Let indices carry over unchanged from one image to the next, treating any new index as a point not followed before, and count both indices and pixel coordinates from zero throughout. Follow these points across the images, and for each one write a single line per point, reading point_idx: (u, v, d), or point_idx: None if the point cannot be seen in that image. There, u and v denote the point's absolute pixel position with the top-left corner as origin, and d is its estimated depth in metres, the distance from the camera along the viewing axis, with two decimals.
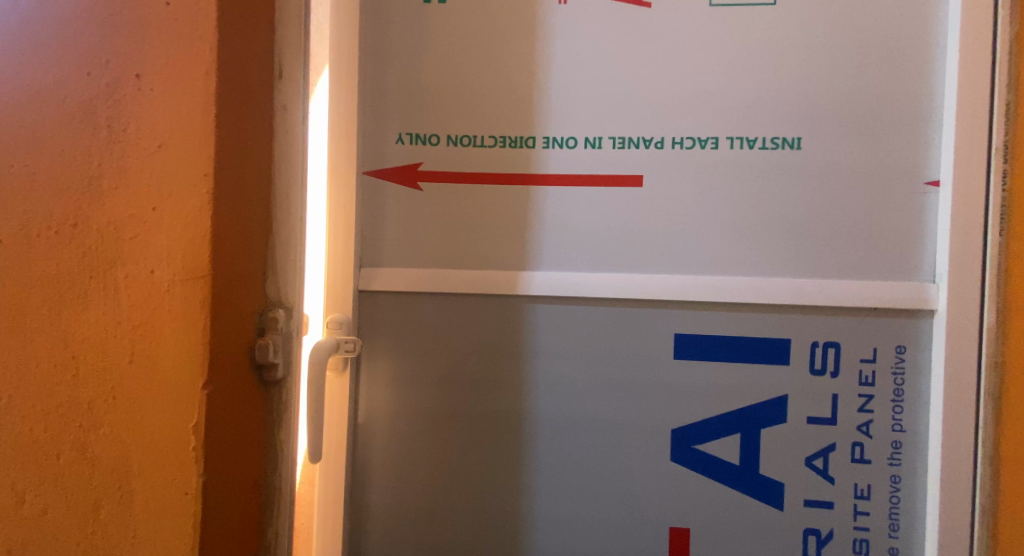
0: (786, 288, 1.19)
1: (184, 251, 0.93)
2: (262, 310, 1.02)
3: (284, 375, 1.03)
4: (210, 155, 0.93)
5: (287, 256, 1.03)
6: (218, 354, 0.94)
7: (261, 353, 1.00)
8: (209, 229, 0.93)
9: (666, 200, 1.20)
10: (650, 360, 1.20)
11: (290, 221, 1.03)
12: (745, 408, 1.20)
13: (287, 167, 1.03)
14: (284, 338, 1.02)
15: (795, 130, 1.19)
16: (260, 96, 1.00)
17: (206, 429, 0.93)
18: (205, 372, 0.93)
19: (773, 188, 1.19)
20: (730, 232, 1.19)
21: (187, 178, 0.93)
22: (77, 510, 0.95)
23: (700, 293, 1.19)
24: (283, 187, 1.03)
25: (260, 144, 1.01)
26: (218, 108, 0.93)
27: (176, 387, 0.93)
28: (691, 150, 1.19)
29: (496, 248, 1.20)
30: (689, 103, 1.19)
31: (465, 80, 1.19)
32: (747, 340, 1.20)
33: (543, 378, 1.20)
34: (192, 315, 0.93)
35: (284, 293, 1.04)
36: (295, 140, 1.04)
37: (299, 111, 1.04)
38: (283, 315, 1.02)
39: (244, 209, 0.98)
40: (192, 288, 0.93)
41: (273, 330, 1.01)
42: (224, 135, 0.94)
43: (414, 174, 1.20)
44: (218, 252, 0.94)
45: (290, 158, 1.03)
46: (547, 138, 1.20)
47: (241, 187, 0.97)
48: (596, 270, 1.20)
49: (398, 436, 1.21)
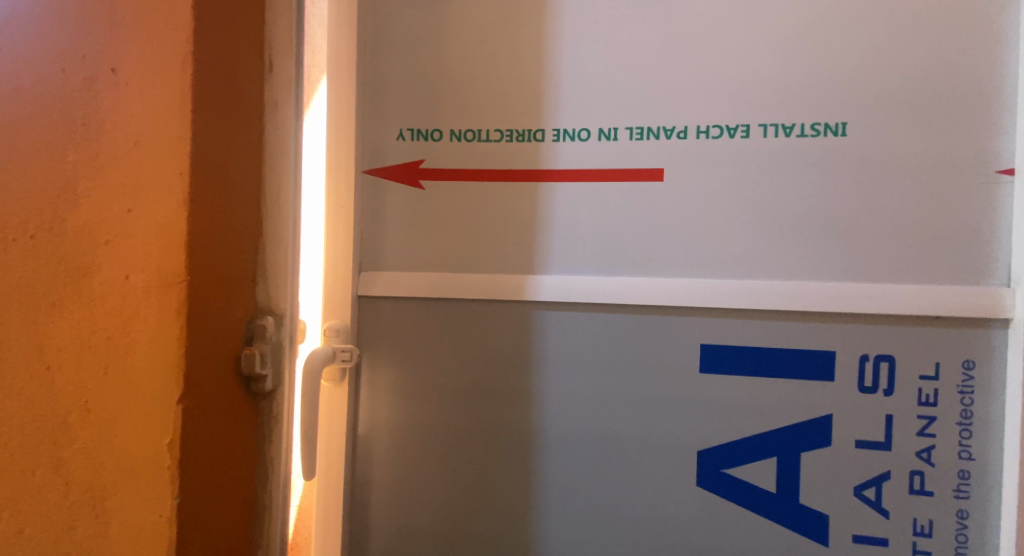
0: (829, 294, 1.05)
1: (159, 256, 0.87)
2: (250, 317, 0.96)
3: (274, 385, 0.97)
4: (186, 153, 0.86)
5: (276, 262, 0.98)
6: (197, 365, 0.88)
7: (248, 365, 0.94)
8: (185, 233, 0.86)
9: (690, 196, 1.08)
10: (674, 373, 1.09)
11: (280, 225, 0.98)
12: (782, 429, 1.07)
13: (275, 171, 0.98)
14: (273, 348, 0.97)
15: (840, 115, 1.05)
16: (247, 90, 0.94)
17: (182, 446, 0.87)
18: (183, 383, 0.87)
19: (814, 181, 1.06)
20: (764, 231, 1.07)
21: (161, 176, 0.87)
22: (53, 530, 0.89)
23: (729, 299, 1.07)
24: (273, 186, 0.98)
25: (248, 142, 0.94)
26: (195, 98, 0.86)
27: (151, 402, 0.87)
28: (719, 140, 1.07)
29: (503, 250, 1.11)
30: (715, 88, 1.07)
31: (470, 71, 1.11)
32: (783, 353, 1.07)
33: (556, 392, 1.10)
34: (167, 324, 0.87)
35: (274, 300, 0.98)
36: (286, 138, 0.98)
37: (290, 112, 0.99)
38: (272, 322, 0.97)
39: (226, 212, 0.92)
40: (169, 297, 0.87)
41: (262, 338, 0.96)
42: (202, 131, 0.87)
43: (416, 172, 1.12)
44: (196, 257, 0.87)
45: (279, 160, 0.98)
46: (558, 130, 1.10)
47: (224, 187, 0.91)
48: (612, 274, 1.09)
49: (399, 453, 1.13)
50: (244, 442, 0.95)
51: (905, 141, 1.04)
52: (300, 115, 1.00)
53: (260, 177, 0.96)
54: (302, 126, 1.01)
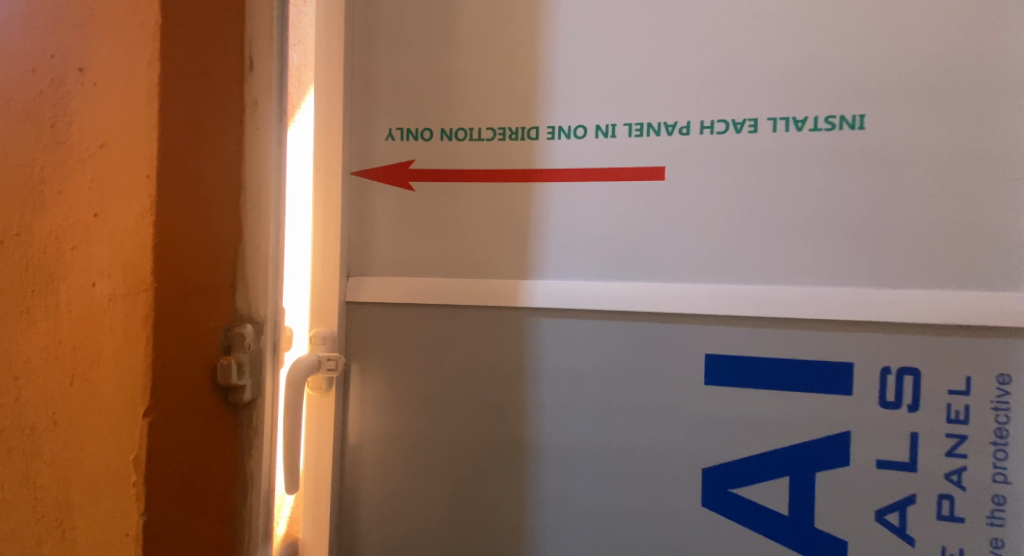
0: (845, 300, 0.97)
1: (126, 262, 0.82)
2: (227, 325, 0.89)
3: (254, 396, 0.91)
4: (153, 154, 0.82)
5: (255, 267, 0.92)
6: (166, 375, 0.83)
7: (224, 376, 0.88)
8: (152, 237, 0.82)
9: (695, 196, 1.01)
10: (678, 385, 1.01)
11: (260, 229, 0.92)
12: (795, 447, 0.99)
13: (255, 173, 0.92)
14: (252, 358, 0.90)
15: (856, 106, 0.97)
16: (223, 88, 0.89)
17: (148, 463, 0.82)
18: (149, 395, 0.81)
19: (829, 179, 0.98)
20: (774, 232, 0.99)
21: (129, 179, 0.82)
22: (21, 547, 0.85)
23: (736, 307, 0.99)
24: (254, 187, 0.92)
25: (226, 145, 0.89)
26: (164, 97, 0.82)
27: (117, 415, 0.82)
28: (725, 135, 1.00)
29: (494, 254, 1.05)
30: (720, 80, 1.00)
31: (461, 67, 1.06)
32: (796, 365, 0.98)
33: (550, 404, 1.04)
34: (133, 333, 0.82)
35: (255, 307, 0.92)
36: (266, 138, 0.92)
37: (272, 113, 0.93)
38: (252, 331, 0.90)
39: (200, 214, 0.86)
40: (135, 305, 0.82)
41: (240, 348, 0.89)
42: (171, 130, 0.83)
43: (404, 173, 1.07)
44: (164, 263, 0.82)
45: (259, 160, 0.92)
46: (552, 128, 1.04)
47: (197, 189, 0.86)
48: (610, 280, 1.03)
49: (388, 466, 1.08)
50: (221, 457, 0.89)
51: (928, 135, 0.95)
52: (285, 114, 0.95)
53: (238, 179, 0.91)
54: (284, 128, 0.95)
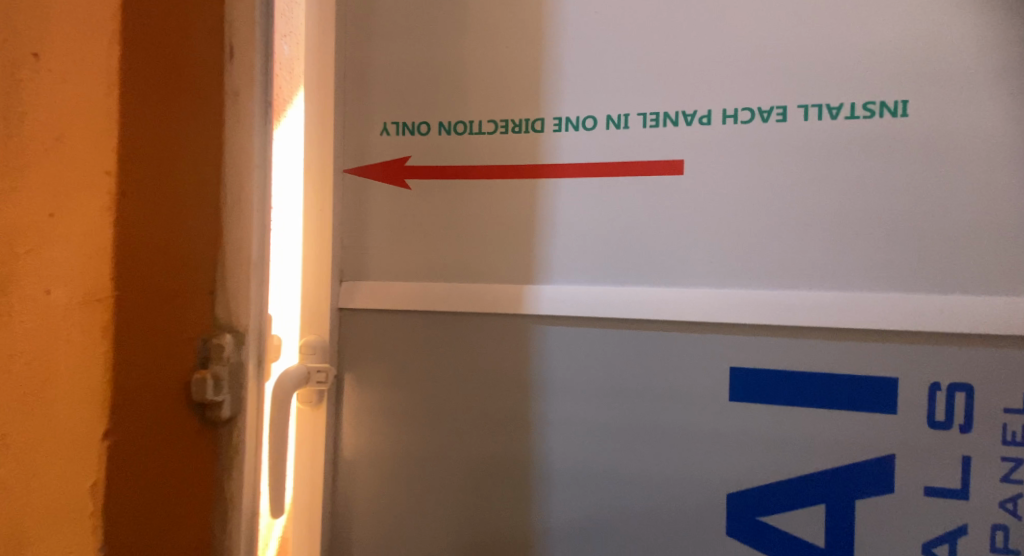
0: (886, 307, 0.87)
1: (83, 268, 0.73)
2: (206, 336, 0.81)
3: (234, 412, 0.81)
4: (112, 149, 0.74)
5: (236, 274, 0.82)
6: (129, 389, 0.75)
7: (199, 390, 0.79)
8: (110, 239, 0.73)
9: (716, 192, 0.91)
10: (700, 402, 0.91)
11: (241, 232, 0.82)
12: (830, 471, 0.88)
13: (236, 171, 0.81)
14: (231, 371, 0.81)
15: (897, 92, 0.87)
16: (198, 79, 0.79)
17: (106, 489, 0.73)
18: (109, 411, 0.74)
19: (868, 171, 0.88)
20: (806, 232, 0.89)
21: (85, 177, 0.74)
22: None
23: (764, 314, 0.89)
24: (234, 184, 0.81)
25: (203, 141, 0.80)
26: (124, 88, 0.74)
27: (76, 437, 0.73)
28: (750, 124, 0.90)
29: (496, 257, 0.97)
30: (744, 64, 0.90)
31: (461, 55, 0.98)
32: (831, 379, 0.88)
33: (557, 421, 0.95)
34: (90, 347, 0.74)
35: (236, 315, 0.82)
36: (248, 131, 0.82)
37: (254, 104, 0.82)
38: (230, 342, 0.81)
39: (169, 215, 0.77)
40: (92, 314, 0.73)
41: (218, 360, 0.80)
42: (135, 123, 0.75)
43: (401, 170, 1.00)
44: (124, 268, 0.74)
45: (241, 156, 0.81)
46: (559, 119, 0.95)
47: (166, 188, 0.77)
48: (622, 285, 0.94)
49: (383, 486, 1.00)
50: (195, 480, 0.79)
51: (977, 123, 0.86)
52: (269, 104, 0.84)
53: (218, 178, 0.81)
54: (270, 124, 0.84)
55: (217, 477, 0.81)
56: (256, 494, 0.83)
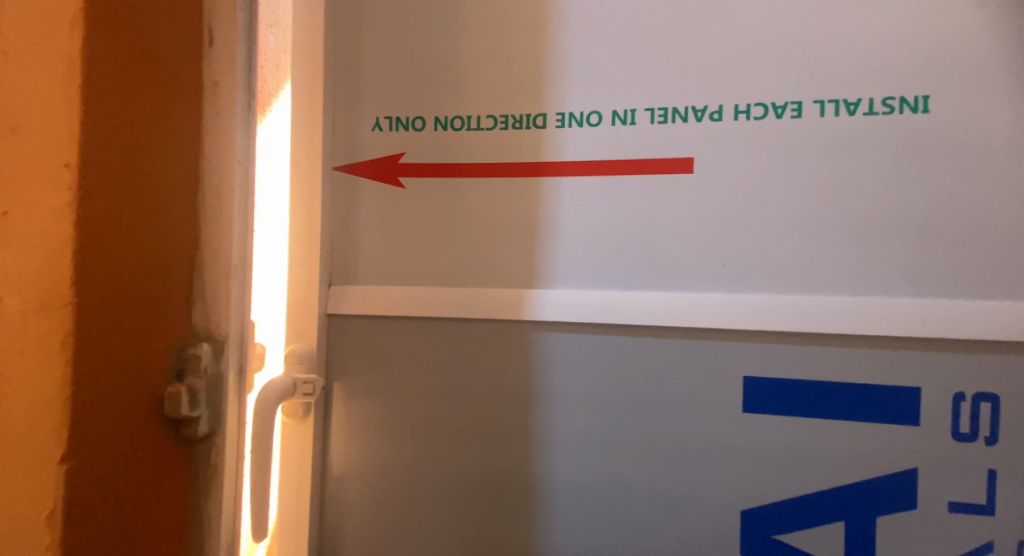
0: (908, 313, 0.82)
1: (40, 271, 0.65)
2: (179, 346, 0.71)
3: (212, 430, 0.71)
4: (74, 137, 0.66)
5: (215, 276, 0.72)
6: (91, 406, 0.66)
7: (171, 406, 0.69)
8: (72, 238, 0.65)
9: (728, 191, 0.86)
10: (711, 414, 0.86)
11: (221, 227, 0.72)
12: (849, 486, 0.84)
13: (214, 162, 0.71)
14: (208, 384, 0.71)
15: (918, 87, 0.83)
16: (172, 60, 0.70)
17: (67, 518, 0.65)
18: (69, 430, 0.65)
19: (887, 171, 0.83)
20: (823, 234, 0.84)
21: (42, 168, 0.66)
22: None
23: (780, 321, 0.85)
24: (213, 174, 0.72)
25: (178, 130, 0.70)
26: (88, 69, 0.66)
27: (30, 460, 0.65)
28: (763, 121, 0.86)
29: (496, 260, 0.91)
30: (758, 58, 0.86)
31: (459, 47, 0.93)
32: (850, 389, 0.84)
33: (562, 434, 0.90)
34: (49, 360, 0.65)
35: (214, 322, 0.72)
36: (229, 112, 0.72)
37: (237, 87, 0.72)
38: (208, 352, 0.71)
39: (137, 209, 0.68)
40: (51, 323, 0.65)
41: (194, 373, 0.70)
42: (99, 108, 0.66)
43: (395, 168, 0.94)
44: (87, 271, 0.66)
45: (221, 143, 0.71)
46: (562, 115, 0.90)
47: (134, 178, 0.68)
48: (629, 289, 0.88)
49: (376, 503, 0.94)
50: (169, 507, 0.70)
51: (1001, 121, 0.82)
52: (254, 85, 0.73)
53: (195, 170, 0.71)
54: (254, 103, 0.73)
55: (194, 503, 0.71)
56: (237, 521, 0.73)
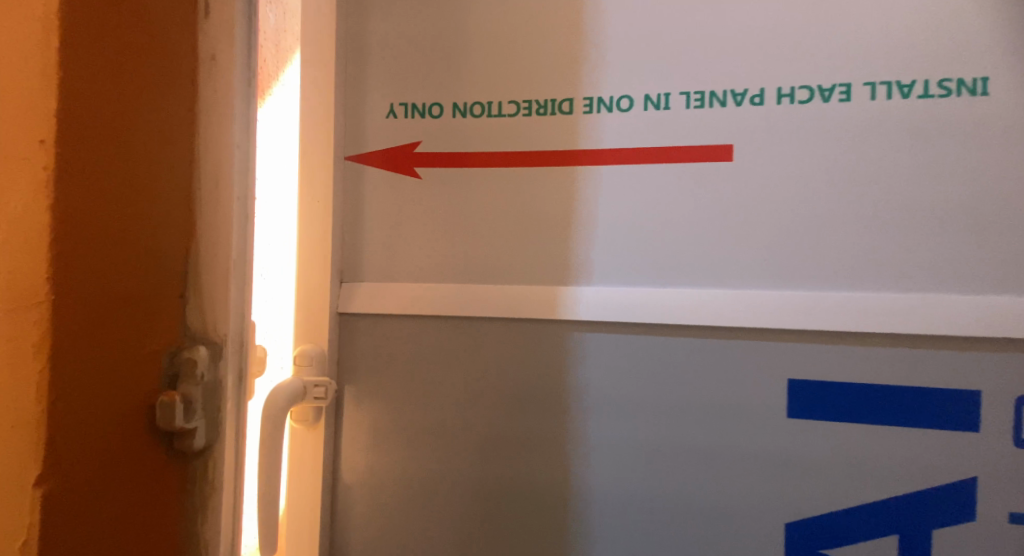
0: (967, 311, 0.76)
1: (9, 259, 0.54)
2: (170, 347, 0.59)
3: (210, 445, 0.60)
4: (48, 98, 0.54)
5: (213, 266, 0.60)
6: (67, 423, 0.55)
7: (163, 419, 0.58)
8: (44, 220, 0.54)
9: (770, 180, 0.80)
10: (755, 419, 0.80)
11: (221, 201, 0.60)
12: (903, 497, 0.78)
13: (210, 127, 0.59)
14: (205, 392, 0.59)
15: (978, 68, 0.77)
16: (164, 10, 0.58)
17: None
18: (41, 453, 0.54)
19: (944, 157, 0.77)
20: (873, 225, 0.79)
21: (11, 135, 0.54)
22: None
23: (827, 319, 0.79)
24: (212, 138, 0.59)
25: (173, 89, 0.59)
26: (63, 15, 0.54)
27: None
28: (808, 104, 0.80)
29: (521, 254, 0.86)
30: (803, 37, 0.80)
31: (480, 27, 0.87)
32: (903, 392, 0.78)
33: (594, 441, 0.84)
34: (21, 367, 0.54)
35: (213, 318, 0.60)
36: (231, 66, 0.59)
37: (239, 40, 0.60)
38: (205, 354, 0.59)
39: (121, 185, 0.56)
40: (23, 323, 0.54)
41: (190, 378, 0.59)
42: (76, 60, 0.54)
43: (411, 157, 0.88)
44: (64, 260, 0.54)
45: (219, 106, 0.59)
46: (590, 99, 0.84)
47: (117, 147, 0.56)
48: (663, 285, 0.83)
49: (393, 514, 0.88)
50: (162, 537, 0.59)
51: None
52: (256, 38, 0.61)
53: (190, 139, 0.59)
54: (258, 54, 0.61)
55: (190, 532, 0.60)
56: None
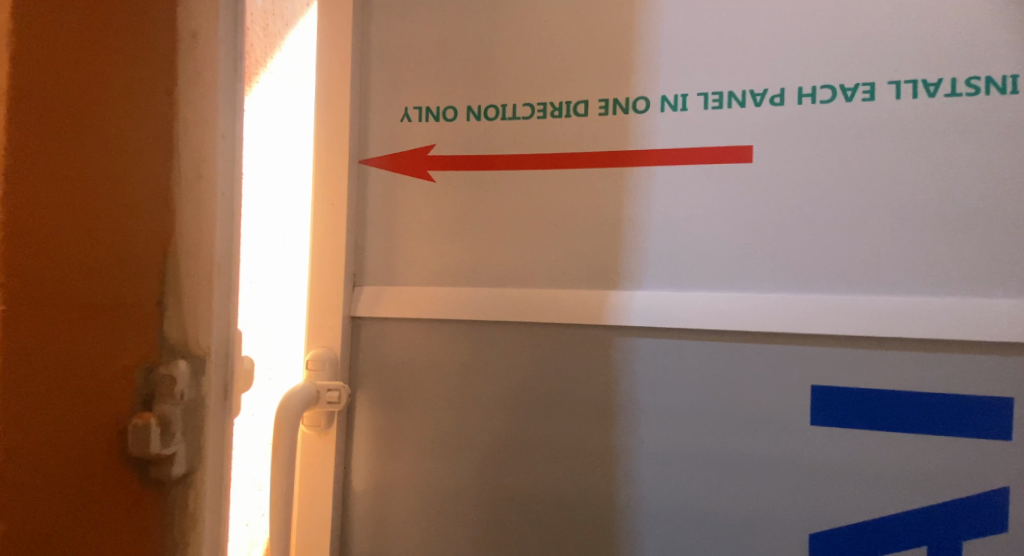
0: (999, 316, 0.73)
1: None
2: (146, 364, 0.55)
3: (189, 469, 0.55)
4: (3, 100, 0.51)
5: (192, 275, 0.56)
6: (30, 449, 0.52)
7: (137, 442, 0.54)
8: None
9: (792, 181, 0.78)
10: (777, 426, 0.78)
11: (201, 205, 0.56)
12: (931, 508, 0.75)
13: (191, 124, 0.55)
14: (184, 412, 0.55)
15: (1008, 65, 0.75)
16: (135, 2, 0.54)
17: None
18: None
19: (972, 157, 0.75)
20: (899, 227, 0.76)
21: None
22: None
23: (853, 324, 0.76)
24: (191, 135, 0.55)
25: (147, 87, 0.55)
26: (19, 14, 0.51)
27: None
28: (831, 104, 0.78)
29: (535, 258, 0.84)
30: (826, 35, 0.78)
31: (495, 29, 0.85)
32: (931, 399, 0.75)
33: (610, 449, 0.81)
34: None
35: (190, 332, 0.56)
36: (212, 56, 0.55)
37: (219, 31, 0.55)
38: (182, 370, 0.55)
39: (90, 194, 0.53)
40: None
41: (167, 398, 0.55)
42: (29, 60, 0.51)
43: (425, 160, 0.87)
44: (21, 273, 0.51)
45: (201, 102, 0.55)
46: (606, 101, 0.82)
47: (86, 156, 0.53)
48: (682, 290, 0.80)
49: (404, 522, 0.86)
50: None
51: None
52: (243, 28, 0.57)
53: (167, 139, 0.55)
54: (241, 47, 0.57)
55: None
56: None
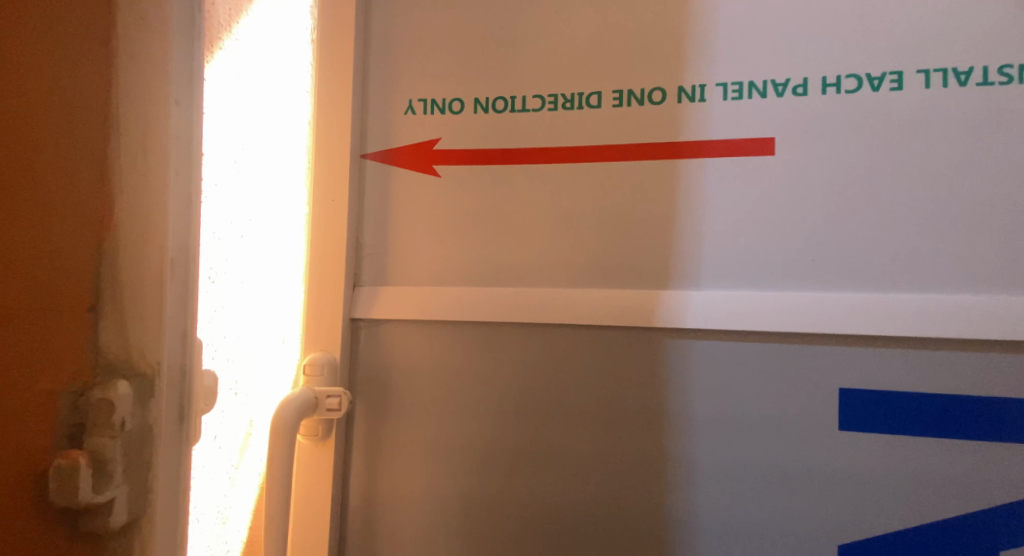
0: None
1: None
2: (78, 388, 0.52)
3: (131, 505, 0.53)
4: None
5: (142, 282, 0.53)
6: None
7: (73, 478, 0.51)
8: None
9: (816, 174, 0.75)
10: (803, 430, 0.74)
11: (151, 204, 0.53)
12: (969, 516, 0.71)
13: (144, 118, 0.53)
14: (128, 443, 0.53)
15: None
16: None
17: None
18: None
19: (1005, 148, 0.71)
20: (930, 221, 0.72)
21: None
22: None
23: (882, 324, 0.72)
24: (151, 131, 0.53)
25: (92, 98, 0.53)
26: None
27: None
28: (856, 94, 0.74)
29: (546, 256, 0.80)
30: (851, 24, 0.74)
31: (503, 21, 0.82)
32: (967, 402, 0.71)
33: (625, 456, 0.77)
34: None
35: (133, 355, 0.53)
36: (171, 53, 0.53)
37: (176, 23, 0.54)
38: (122, 398, 0.52)
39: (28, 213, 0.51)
40: None
41: (107, 430, 0.52)
42: None
43: (430, 154, 0.83)
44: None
45: (154, 96, 0.53)
46: (619, 92, 0.79)
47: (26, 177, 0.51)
48: (701, 288, 0.76)
49: (406, 535, 0.81)
50: None
51: None
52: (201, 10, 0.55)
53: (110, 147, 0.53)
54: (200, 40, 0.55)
55: None
56: None
